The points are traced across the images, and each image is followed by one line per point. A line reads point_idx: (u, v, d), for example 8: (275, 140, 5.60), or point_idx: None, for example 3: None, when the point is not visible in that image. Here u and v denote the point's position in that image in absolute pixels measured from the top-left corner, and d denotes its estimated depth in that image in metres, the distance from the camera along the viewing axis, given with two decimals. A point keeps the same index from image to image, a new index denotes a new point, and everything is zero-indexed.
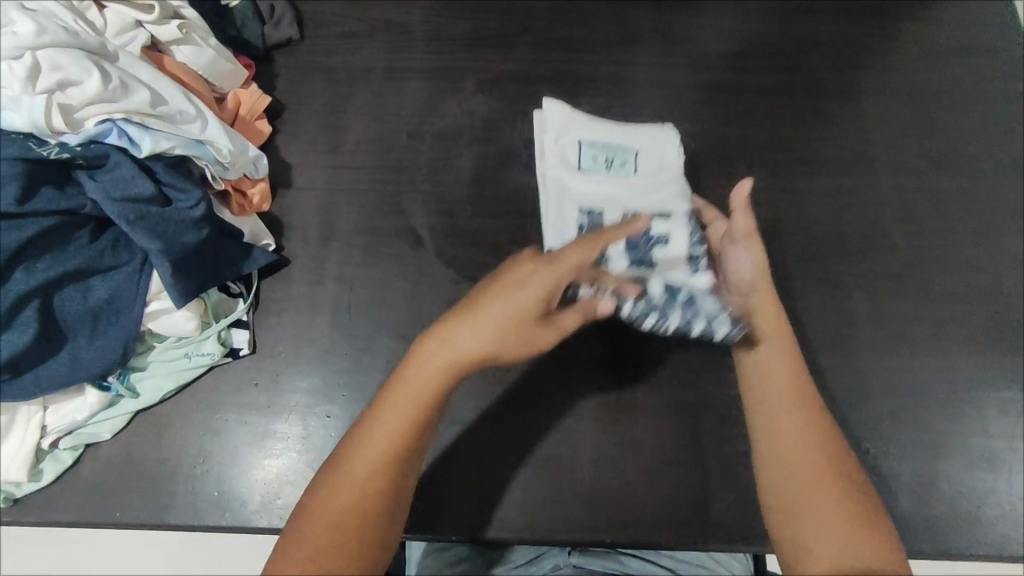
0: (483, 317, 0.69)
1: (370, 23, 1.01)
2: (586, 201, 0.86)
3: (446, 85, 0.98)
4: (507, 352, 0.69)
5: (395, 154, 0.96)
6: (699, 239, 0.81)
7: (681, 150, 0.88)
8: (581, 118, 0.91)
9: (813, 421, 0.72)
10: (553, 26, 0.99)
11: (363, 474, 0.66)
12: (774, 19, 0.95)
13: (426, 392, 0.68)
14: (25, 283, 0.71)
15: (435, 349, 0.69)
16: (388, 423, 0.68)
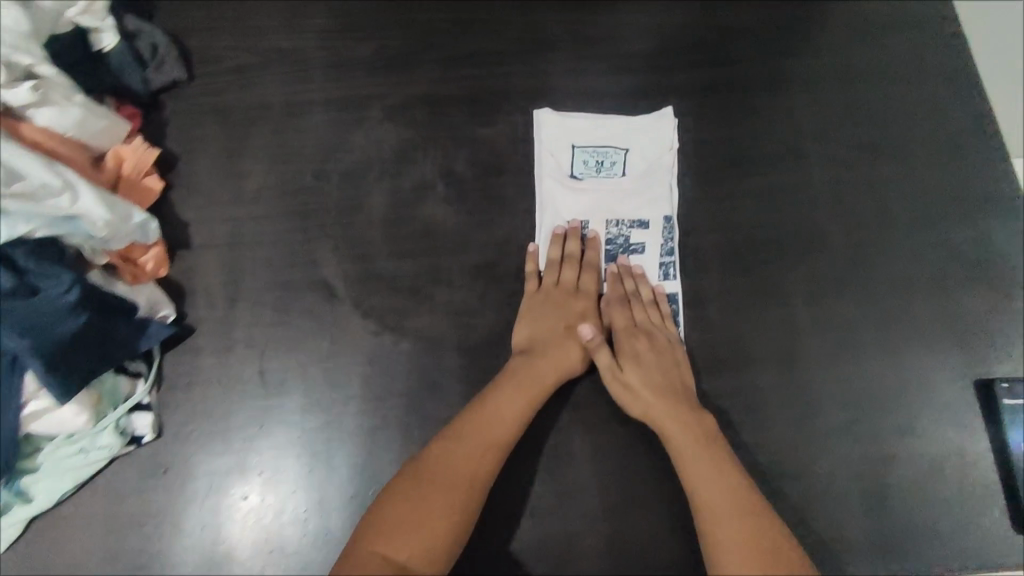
0: (562, 333, 0.77)
1: (263, 55, 0.93)
2: (578, 205, 0.86)
3: (352, 116, 0.90)
4: (568, 362, 0.75)
5: (302, 197, 0.85)
6: (671, 248, 0.85)
7: (672, 148, 0.89)
8: (573, 120, 0.90)
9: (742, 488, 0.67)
10: (459, 51, 0.95)
11: (477, 463, 0.67)
12: (675, 39, 0.97)
13: (514, 403, 0.72)
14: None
15: (524, 365, 0.74)
16: (496, 419, 0.70)
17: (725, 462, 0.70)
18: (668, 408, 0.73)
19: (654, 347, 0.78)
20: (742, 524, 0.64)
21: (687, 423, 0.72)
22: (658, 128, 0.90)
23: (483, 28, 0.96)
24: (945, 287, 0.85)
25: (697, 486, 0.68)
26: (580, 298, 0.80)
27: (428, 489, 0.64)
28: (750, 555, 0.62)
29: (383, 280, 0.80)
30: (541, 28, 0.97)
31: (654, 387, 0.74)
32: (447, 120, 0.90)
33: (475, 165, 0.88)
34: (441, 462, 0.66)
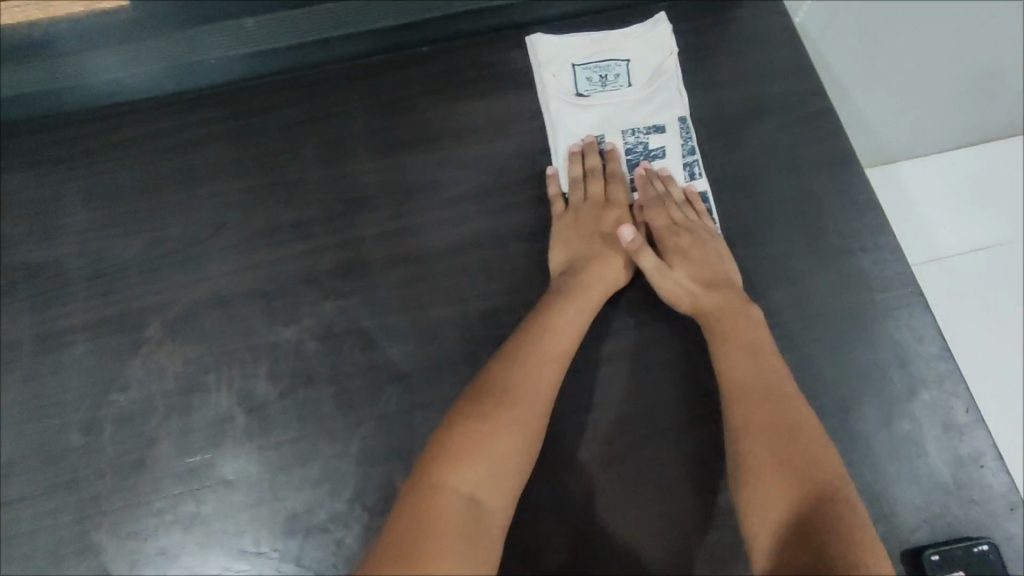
0: (601, 243, 0.77)
1: (11, 275, 0.79)
2: (591, 122, 0.86)
3: (124, 342, 0.75)
4: (607, 273, 0.75)
5: (68, 461, 0.70)
6: (692, 147, 0.84)
7: (672, 51, 0.88)
8: (567, 39, 0.88)
9: (777, 373, 0.67)
10: (255, 229, 0.81)
11: (542, 385, 0.66)
12: (507, 172, 0.85)
13: (567, 319, 0.71)
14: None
15: (572, 280, 0.74)
16: (550, 341, 0.69)
17: (762, 348, 0.69)
18: (715, 299, 0.72)
19: (697, 241, 0.77)
20: (771, 407, 0.63)
21: (731, 311, 0.71)
22: (654, 35, 0.89)
23: (283, 191, 0.82)
24: (852, 433, 0.73)
25: (728, 373, 0.68)
26: (611, 207, 0.80)
27: (491, 412, 0.62)
28: (773, 436, 0.61)
29: (175, 559, 0.67)
30: (352, 181, 0.83)
31: (700, 277, 0.74)
32: (241, 326, 0.76)
33: (279, 381, 0.73)
34: (505, 386, 0.65)
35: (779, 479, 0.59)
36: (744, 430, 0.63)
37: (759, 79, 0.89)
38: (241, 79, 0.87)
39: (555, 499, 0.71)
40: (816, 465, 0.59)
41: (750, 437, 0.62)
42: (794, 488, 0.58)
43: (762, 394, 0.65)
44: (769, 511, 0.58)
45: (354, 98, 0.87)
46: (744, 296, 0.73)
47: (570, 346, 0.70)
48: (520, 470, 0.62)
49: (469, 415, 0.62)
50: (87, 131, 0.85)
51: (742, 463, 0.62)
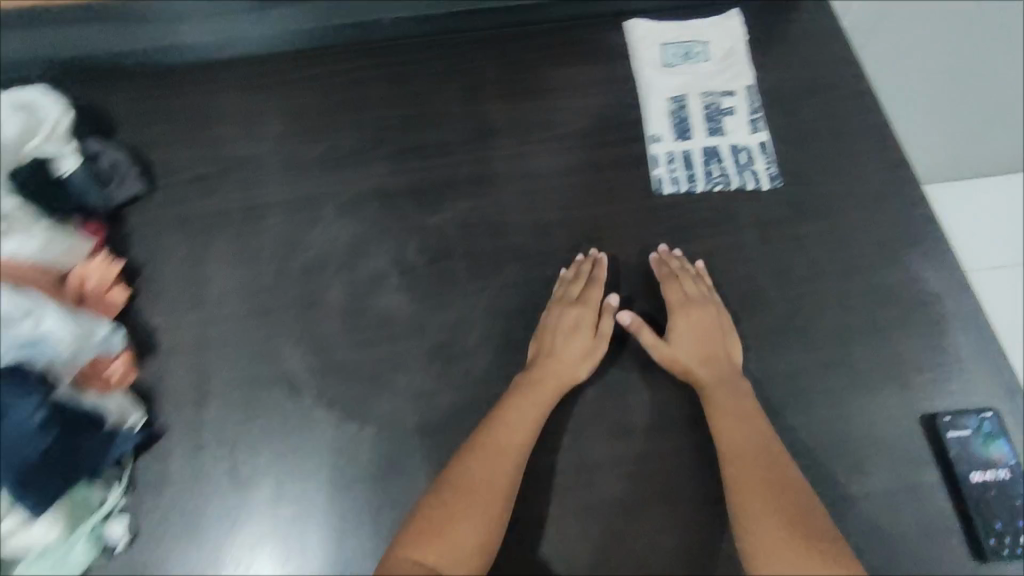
0: (569, 339, 0.83)
1: (220, 164, 0.97)
2: (674, 85, 1.07)
3: (305, 216, 0.94)
4: (567, 374, 0.81)
5: (263, 296, 0.88)
6: (756, 108, 1.05)
7: (743, 37, 1.10)
8: (658, 22, 1.11)
9: (765, 441, 0.76)
10: (406, 144, 1.00)
11: (500, 475, 0.74)
12: (607, 118, 1.05)
13: (523, 422, 0.77)
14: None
15: (536, 381, 0.81)
16: (504, 440, 0.76)
17: (754, 421, 0.78)
18: (711, 380, 0.82)
19: (700, 321, 0.86)
20: (766, 473, 0.72)
21: (726, 392, 0.80)
22: (728, 25, 1.11)
23: (428, 120, 1.02)
24: (881, 331, 0.90)
25: (727, 444, 0.76)
26: (579, 304, 0.86)
27: (454, 495, 0.71)
28: (774, 499, 0.70)
29: (343, 372, 0.84)
30: (481, 115, 1.03)
31: (695, 355, 0.84)
32: (398, 210, 0.94)
33: (426, 254, 0.92)
34: (464, 473, 0.73)
35: (787, 539, 0.66)
36: (747, 496, 0.71)
37: (814, 63, 1.09)
38: (394, 35, 1.07)
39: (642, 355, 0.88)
40: (796, 523, 0.67)
41: (754, 501, 0.70)
42: (801, 547, 0.65)
43: (755, 459, 0.74)
44: (780, 572, 0.64)
45: (484, 56, 1.07)
46: (742, 381, 0.82)
47: (525, 445, 0.76)
48: (479, 552, 0.68)
49: (449, 489, 0.72)
50: (270, 64, 1.04)
51: (750, 528, 0.69)
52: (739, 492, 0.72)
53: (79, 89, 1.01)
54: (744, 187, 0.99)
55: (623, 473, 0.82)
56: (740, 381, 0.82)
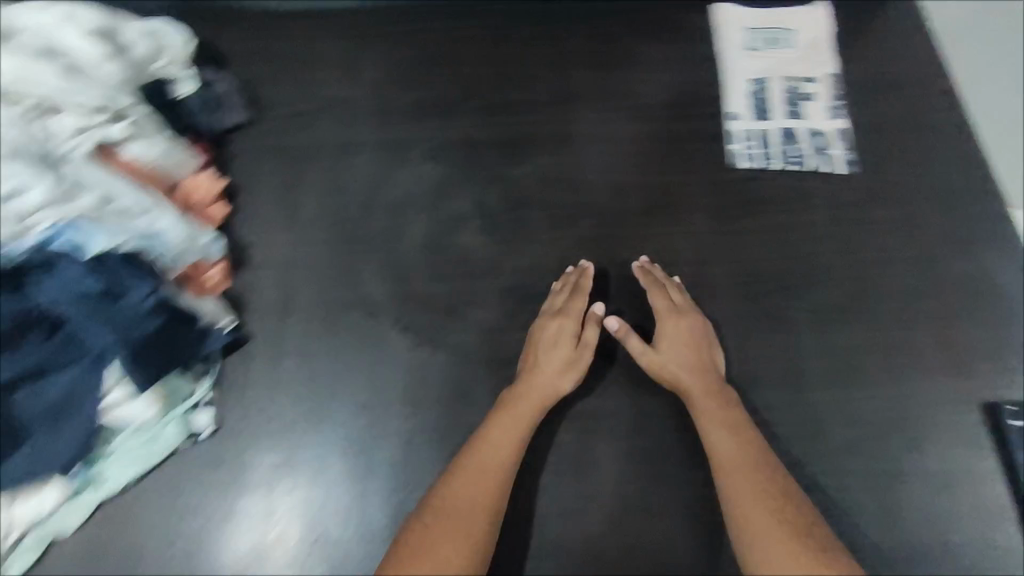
0: (556, 351, 0.83)
1: (319, 103, 1.05)
2: (756, 70, 1.08)
3: (394, 155, 1.00)
4: (551, 385, 0.80)
5: (349, 225, 0.94)
6: (837, 96, 1.06)
7: (829, 27, 1.11)
8: (743, 9, 1.12)
9: (754, 447, 0.74)
10: (492, 101, 1.05)
11: (483, 482, 0.72)
12: (688, 92, 1.07)
13: (505, 438, 0.76)
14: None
15: (516, 396, 0.80)
16: (484, 459, 0.74)
17: (743, 429, 0.76)
18: (700, 389, 0.80)
19: (687, 330, 0.85)
20: (758, 479, 0.70)
21: (712, 403, 0.79)
22: (815, 14, 1.12)
23: (514, 81, 1.07)
24: (945, 319, 0.91)
25: (718, 450, 0.75)
26: (563, 315, 0.85)
27: (433, 519, 0.68)
28: (766, 500, 0.68)
29: (419, 301, 0.89)
30: (566, 79, 1.07)
31: (681, 363, 0.83)
32: (482, 160, 1.01)
33: (504, 202, 0.98)
34: (444, 493, 0.70)
35: (785, 537, 0.64)
36: (739, 499, 0.69)
37: (903, 54, 1.09)
38: None
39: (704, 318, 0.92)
40: (797, 529, 0.65)
41: (746, 503, 0.68)
42: (798, 545, 0.63)
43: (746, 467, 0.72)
44: (779, 572, 0.62)
45: (570, 26, 1.11)
46: (728, 391, 0.81)
47: (508, 461, 0.74)
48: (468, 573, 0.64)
49: (429, 509, 0.69)
50: (369, 16, 1.10)
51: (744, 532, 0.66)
52: (731, 496, 0.70)
53: (192, 23, 1.08)
54: (820, 169, 1.00)
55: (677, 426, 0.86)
56: (726, 390, 0.81)
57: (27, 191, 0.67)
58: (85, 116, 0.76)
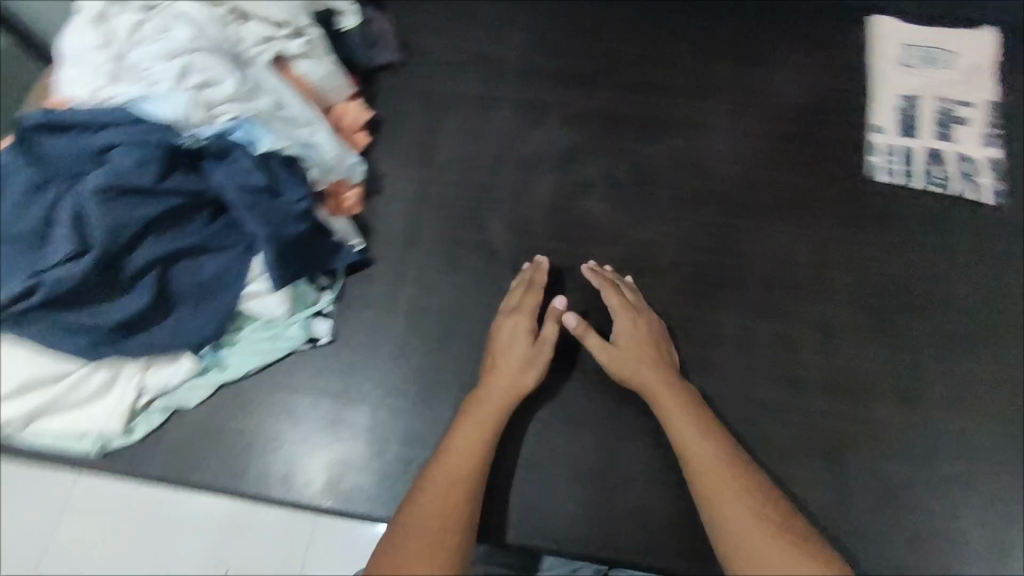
0: (518, 350, 0.80)
1: (464, 55, 1.08)
2: (907, 87, 1.04)
3: (531, 116, 1.04)
4: (511, 380, 0.78)
5: (481, 174, 0.99)
6: (993, 124, 1.01)
7: (993, 53, 1.05)
8: (902, 24, 1.08)
9: (724, 442, 0.71)
10: (631, 78, 1.06)
11: (445, 484, 0.68)
12: (833, 96, 1.04)
13: (474, 438, 0.73)
14: (66, 243, 0.65)
15: (475, 399, 0.77)
16: (453, 467, 0.70)
17: (711, 426, 0.73)
18: (665, 388, 0.77)
19: (643, 330, 0.83)
20: (732, 472, 0.67)
21: (682, 403, 0.75)
22: (979, 37, 1.06)
23: (658, 62, 1.07)
24: None
25: (688, 447, 0.71)
26: (517, 313, 0.83)
27: (400, 529, 0.63)
28: (752, 505, 0.63)
29: (539, 255, 0.93)
30: (707, 68, 1.07)
31: (640, 360, 0.80)
32: (615, 133, 1.02)
33: (632, 174, 0.99)
34: (413, 500, 0.67)
35: (768, 529, 0.61)
36: (723, 506, 0.64)
37: None
38: None
39: (821, 321, 0.90)
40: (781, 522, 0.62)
41: (723, 498, 0.64)
42: (794, 551, 0.59)
43: (719, 460, 0.68)
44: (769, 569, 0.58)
45: (720, 15, 1.10)
46: (694, 394, 0.78)
47: (479, 464, 0.71)
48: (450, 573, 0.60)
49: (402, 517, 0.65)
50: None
51: (732, 542, 0.61)
52: (713, 502, 0.65)
53: None
54: (964, 196, 0.97)
55: (780, 421, 0.85)
56: (688, 388, 0.78)
57: (219, 82, 0.73)
58: (269, 28, 0.83)
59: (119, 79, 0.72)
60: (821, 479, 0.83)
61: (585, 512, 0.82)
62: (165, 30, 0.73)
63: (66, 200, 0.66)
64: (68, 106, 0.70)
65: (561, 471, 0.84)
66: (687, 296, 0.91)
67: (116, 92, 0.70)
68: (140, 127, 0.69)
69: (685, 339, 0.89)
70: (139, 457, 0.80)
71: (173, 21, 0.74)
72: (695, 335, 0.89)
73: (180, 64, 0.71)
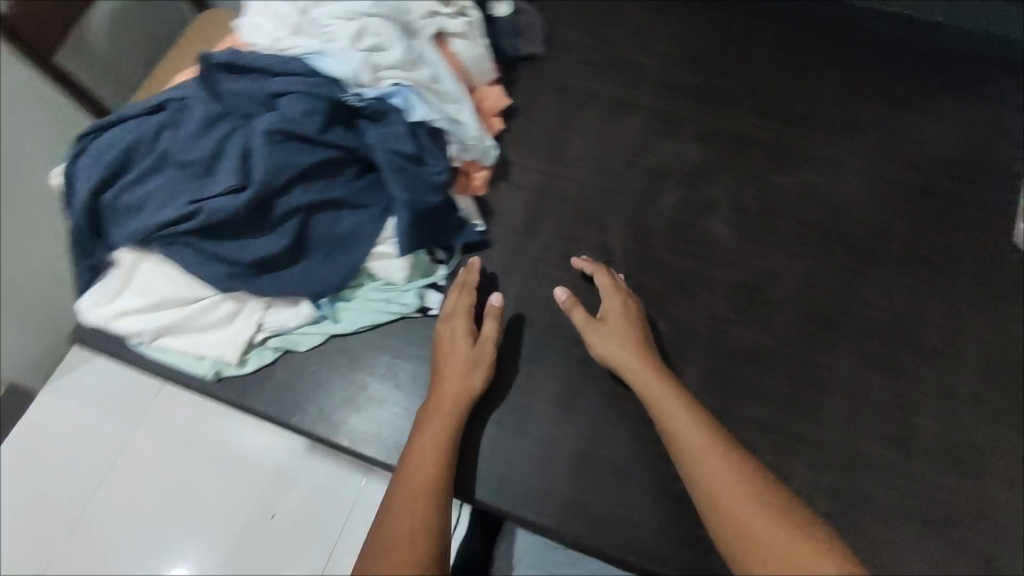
0: (457, 356, 0.79)
1: (607, 57, 1.08)
2: None
3: (665, 127, 1.02)
4: (455, 383, 0.77)
5: (607, 177, 0.99)
6: None
7: None
8: None
9: (718, 434, 0.68)
10: (771, 104, 1.03)
11: (416, 489, 0.69)
12: (990, 154, 0.98)
13: (436, 440, 0.73)
14: (230, 176, 0.70)
15: (430, 402, 0.77)
16: (416, 472, 0.71)
17: (704, 419, 0.70)
18: (647, 376, 0.75)
19: (626, 314, 0.81)
20: (729, 467, 0.65)
21: (670, 398, 0.72)
22: None
23: (801, 92, 1.04)
24: None
25: (682, 441, 0.68)
26: (454, 318, 0.81)
27: (378, 541, 0.65)
28: (752, 494, 0.63)
29: (653, 267, 0.92)
30: (854, 104, 1.03)
31: (624, 342, 0.78)
32: (749, 157, 1.00)
33: (760, 201, 0.96)
34: (387, 510, 0.68)
35: (775, 524, 0.60)
36: (729, 504, 0.62)
37: None
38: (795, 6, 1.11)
39: (942, 385, 0.85)
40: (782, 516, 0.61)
41: (725, 495, 0.63)
42: (791, 537, 0.59)
43: (715, 455, 0.66)
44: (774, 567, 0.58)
45: (876, 54, 1.06)
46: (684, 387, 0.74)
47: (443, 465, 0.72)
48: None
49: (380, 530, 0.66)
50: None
51: (732, 532, 0.61)
52: (713, 498, 0.64)
53: None
54: None
55: (884, 481, 0.81)
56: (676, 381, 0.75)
57: (388, 48, 0.76)
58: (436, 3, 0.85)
59: (300, 32, 0.76)
60: (923, 550, 0.77)
61: (670, 531, 0.77)
62: None
63: (238, 137, 0.71)
64: (252, 50, 0.75)
65: (648, 481, 0.79)
66: (801, 334, 0.88)
67: (297, 44, 0.75)
68: (312, 79, 0.73)
69: (796, 378, 0.85)
70: (248, 390, 0.83)
71: None
72: (807, 376, 0.86)
73: (357, 26, 0.75)
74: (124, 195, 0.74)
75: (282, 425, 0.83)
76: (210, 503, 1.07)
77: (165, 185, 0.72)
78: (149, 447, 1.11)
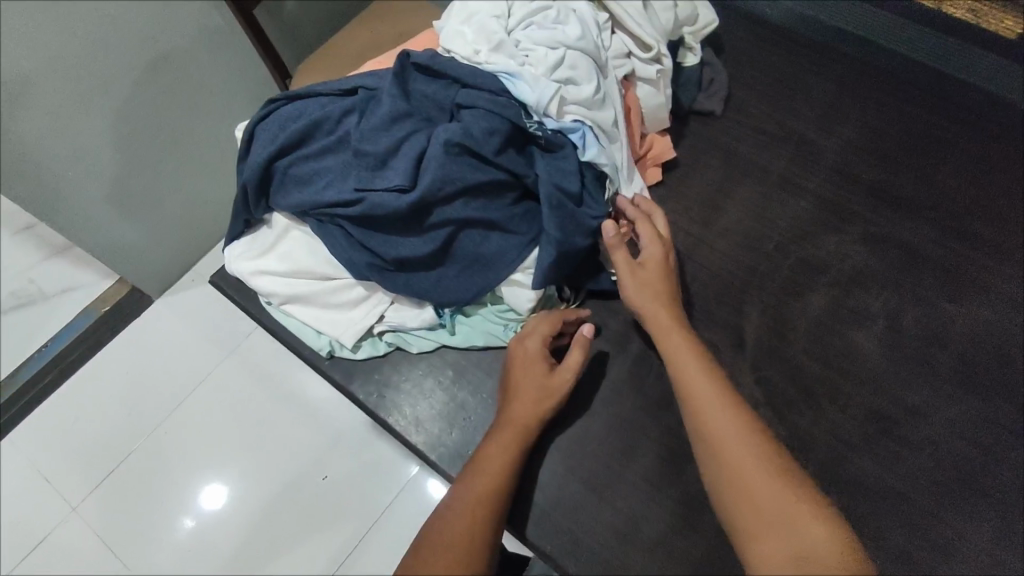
0: (529, 380, 0.76)
1: (786, 131, 1.02)
2: None
3: (832, 219, 0.95)
4: (525, 406, 0.75)
5: (757, 257, 0.93)
6: None
7: None
8: None
9: (747, 421, 0.66)
10: (958, 222, 0.93)
11: (477, 494, 0.69)
12: None
13: (505, 453, 0.72)
14: (400, 176, 0.71)
15: (502, 416, 0.75)
16: (480, 478, 0.70)
17: (734, 404, 0.67)
18: (677, 347, 0.72)
19: (664, 272, 0.77)
20: (755, 459, 0.63)
21: (697, 373, 0.70)
22: None
23: (997, 218, 0.93)
24: None
25: (706, 422, 0.66)
26: (529, 341, 0.77)
27: (432, 532, 0.67)
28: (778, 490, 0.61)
29: (784, 365, 0.86)
30: None
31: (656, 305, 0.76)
32: (918, 274, 0.91)
33: (920, 327, 0.88)
34: (447, 503, 0.69)
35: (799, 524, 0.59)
36: (753, 498, 0.61)
37: None
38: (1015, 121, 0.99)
39: None
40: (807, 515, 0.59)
41: (749, 483, 0.62)
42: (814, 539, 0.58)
43: (741, 443, 0.64)
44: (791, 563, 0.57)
45: None
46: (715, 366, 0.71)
47: (506, 479, 0.71)
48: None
49: (436, 520, 0.68)
50: (878, 80, 1.04)
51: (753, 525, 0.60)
52: (736, 488, 0.62)
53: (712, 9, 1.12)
54: None
55: None
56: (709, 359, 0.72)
57: (580, 84, 0.75)
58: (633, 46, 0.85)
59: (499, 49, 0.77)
60: None
61: None
62: (559, 23, 0.77)
63: (417, 139, 0.72)
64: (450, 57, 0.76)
65: None
66: (932, 484, 0.79)
67: (493, 61, 0.76)
68: (500, 99, 0.73)
69: (914, 530, 0.77)
70: (355, 375, 0.85)
71: (567, 18, 0.77)
72: (930, 533, 0.77)
73: (558, 57, 0.75)
74: (296, 165, 0.76)
75: (378, 419, 0.84)
76: (277, 450, 1.15)
77: (338, 168, 0.75)
78: (238, 381, 1.21)
